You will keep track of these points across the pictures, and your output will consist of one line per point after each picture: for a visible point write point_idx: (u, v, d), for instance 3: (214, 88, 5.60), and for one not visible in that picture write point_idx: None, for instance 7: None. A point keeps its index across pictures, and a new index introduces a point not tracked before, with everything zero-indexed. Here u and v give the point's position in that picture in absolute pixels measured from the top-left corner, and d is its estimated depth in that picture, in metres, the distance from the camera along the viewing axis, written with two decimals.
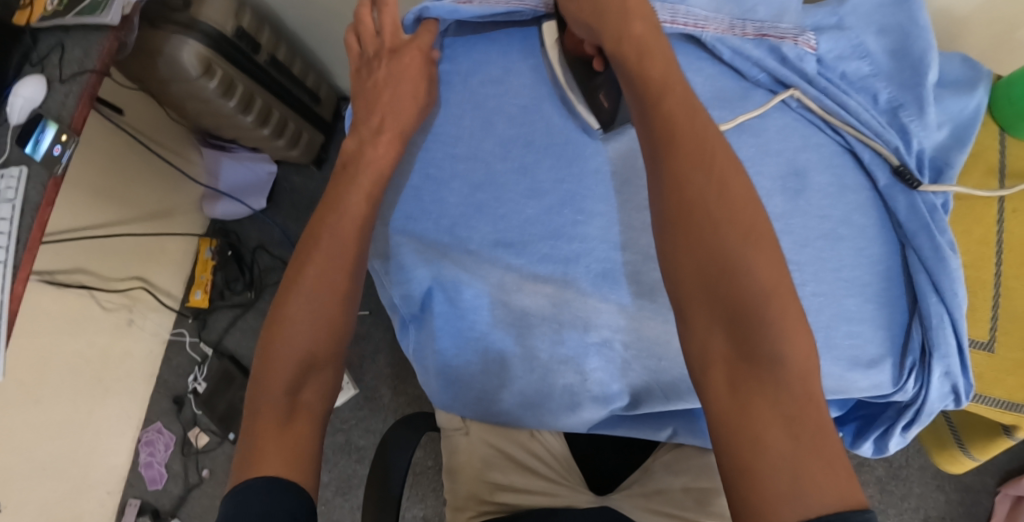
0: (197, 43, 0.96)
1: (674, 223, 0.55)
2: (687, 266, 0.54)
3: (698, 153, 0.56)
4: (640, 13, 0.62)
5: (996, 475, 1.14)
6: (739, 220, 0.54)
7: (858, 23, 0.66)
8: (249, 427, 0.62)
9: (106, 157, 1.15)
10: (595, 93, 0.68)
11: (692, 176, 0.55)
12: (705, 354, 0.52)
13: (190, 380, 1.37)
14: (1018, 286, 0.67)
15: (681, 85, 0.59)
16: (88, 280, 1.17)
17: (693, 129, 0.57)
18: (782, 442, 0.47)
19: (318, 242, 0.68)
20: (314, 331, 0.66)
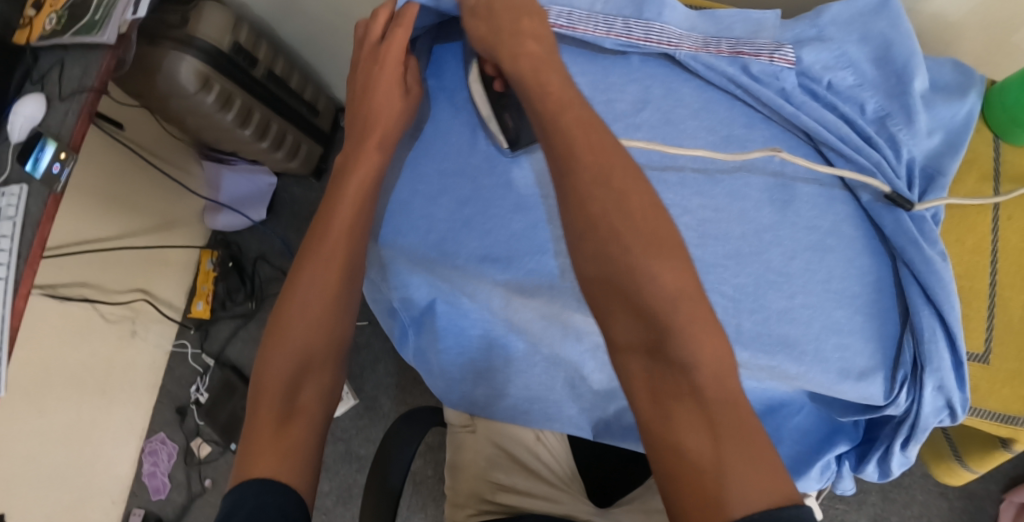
0: (195, 59, 0.97)
1: (582, 236, 0.56)
2: (600, 284, 0.55)
3: (596, 168, 0.56)
4: (533, 33, 0.63)
5: (1000, 482, 1.13)
6: (643, 228, 0.54)
7: (839, 33, 0.65)
8: (248, 429, 0.63)
9: (107, 171, 1.16)
10: (502, 112, 0.69)
11: (593, 192, 0.55)
12: (627, 368, 0.53)
13: (193, 390, 1.38)
14: (1014, 295, 0.66)
15: (578, 101, 0.60)
16: (90, 293, 1.18)
17: (592, 142, 0.57)
18: (704, 444, 0.48)
19: (311, 248, 0.68)
20: (306, 337, 0.67)
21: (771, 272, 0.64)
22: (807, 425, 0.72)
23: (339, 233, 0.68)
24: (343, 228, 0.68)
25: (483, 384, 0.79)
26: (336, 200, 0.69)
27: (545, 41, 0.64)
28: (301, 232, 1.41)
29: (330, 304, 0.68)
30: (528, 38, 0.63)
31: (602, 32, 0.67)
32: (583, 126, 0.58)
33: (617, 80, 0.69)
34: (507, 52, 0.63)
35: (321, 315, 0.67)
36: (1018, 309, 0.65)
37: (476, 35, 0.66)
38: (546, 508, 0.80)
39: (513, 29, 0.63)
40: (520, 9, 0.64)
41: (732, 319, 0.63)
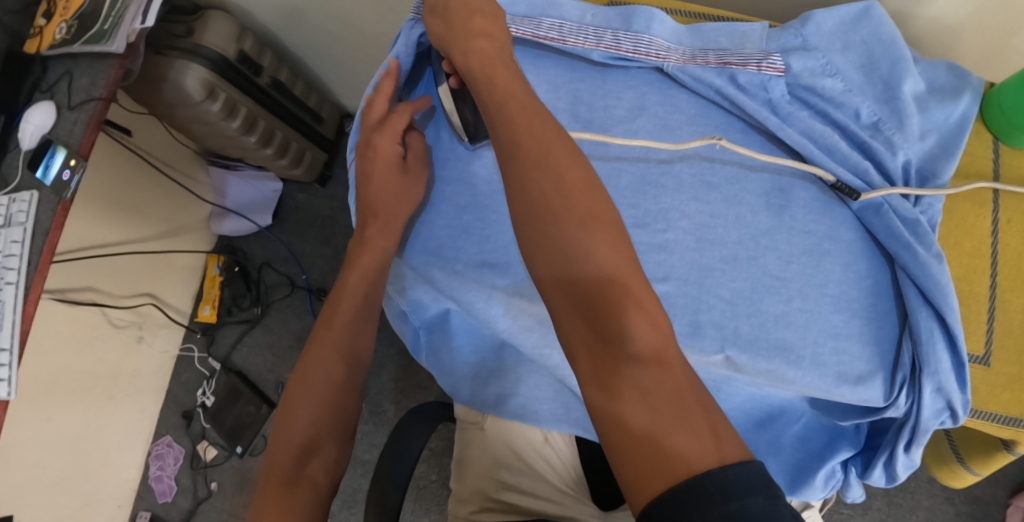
0: (201, 68, 0.99)
1: (526, 220, 0.55)
2: (540, 259, 0.55)
3: (536, 154, 0.56)
4: (483, 31, 0.64)
5: (1007, 486, 1.13)
6: (578, 205, 0.54)
7: (823, 42, 0.65)
8: (260, 496, 0.68)
9: (116, 179, 1.18)
10: (461, 105, 0.70)
11: (533, 176, 0.55)
12: (571, 346, 0.53)
13: (199, 394, 1.39)
14: (1013, 298, 0.66)
15: (525, 91, 0.60)
16: (99, 298, 1.20)
17: (533, 128, 0.57)
18: (643, 416, 0.48)
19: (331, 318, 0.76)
20: (323, 395, 0.73)
21: (769, 276, 0.64)
22: (809, 433, 0.73)
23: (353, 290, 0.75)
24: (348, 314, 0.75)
25: (494, 382, 0.82)
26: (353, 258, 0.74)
27: (497, 40, 0.64)
28: (306, 237, 1.43)
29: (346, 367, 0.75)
30: (476, 35, 0.63)
31: (591, 44, 0.69)
32: (526, 113, 0.58)
33: (614, 87, 0.70)
34: (456, 47, 0.64)
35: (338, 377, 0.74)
36: (1018, 313, 0.65)
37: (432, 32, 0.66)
38: (547, 509, 0.82)
39: (465, 28, 0.64)
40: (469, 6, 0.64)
41: (730, 322, 0.64)
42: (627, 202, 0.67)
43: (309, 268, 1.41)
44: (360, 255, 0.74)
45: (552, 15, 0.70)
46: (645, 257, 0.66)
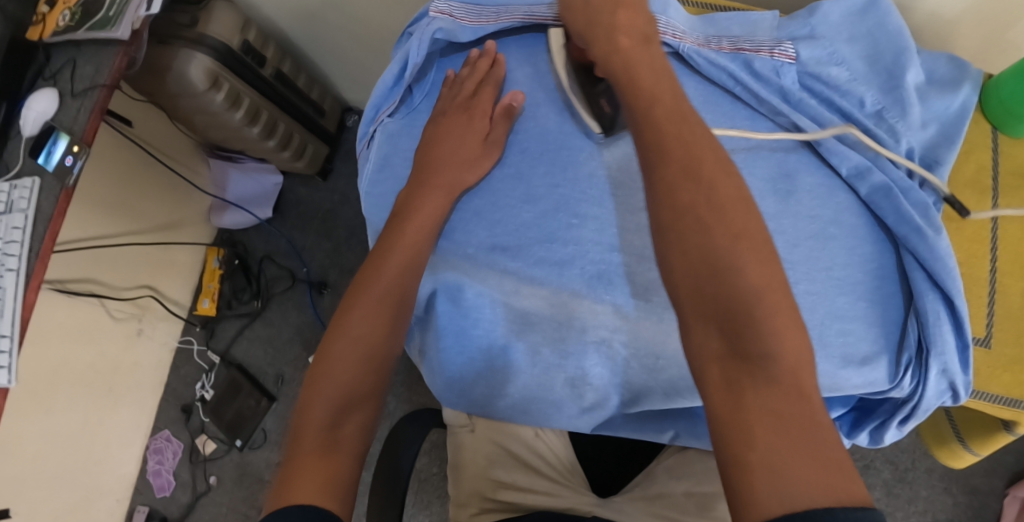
0: (206, 57, 0.99)
1: (667, 225, 0.53)
2: (681, 269, 0.52)
3: (683, 159, 0.54)
4: (626, 28, 0.63)
5: (1004, 477, 1.14)
6: (730, 221, 0.52)
7: (830, 32, 0.67)
8: (289, 453, 0.58)
9: (116, 170, 1.18)
10: (596, 99, 0.69)
11: (683, 185, 0.53)
12: (700, 355, 0.49)
13: (198, 388, 1.39)
14: (1013, 283, 0.67)
15: (668, 92, 0.59)
16: (98, 289, 1.19)
17: (683, 135, 0.55)
18: (773, 437, 0.44)
19: (363, 285, 0.67)
20: (354, 370, 0.63)
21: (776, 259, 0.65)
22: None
23: (393, 268, 0.67)
24: (397, 269, 0.67)
25: (483, 384, 0.74)
26: (393, 245, 0.67)
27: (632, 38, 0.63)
28: (308, 230, 1.43)
29: (385, 345, 0.65)
30: (618, 33, 0.63)
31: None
32: (676, 119, 0.56)
33: None
34: (601, 44, 0.63)
35: (374, 352, 0.65)
36: (1017, 297, 0.66)
37: (572, 27, 0.67)
38: (544, 502, 0.80)
39: (610, 24, 0.64)
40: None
41: None
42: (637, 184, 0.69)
43: (310, 261, 1.41)
44: (403, 228, 0.68)
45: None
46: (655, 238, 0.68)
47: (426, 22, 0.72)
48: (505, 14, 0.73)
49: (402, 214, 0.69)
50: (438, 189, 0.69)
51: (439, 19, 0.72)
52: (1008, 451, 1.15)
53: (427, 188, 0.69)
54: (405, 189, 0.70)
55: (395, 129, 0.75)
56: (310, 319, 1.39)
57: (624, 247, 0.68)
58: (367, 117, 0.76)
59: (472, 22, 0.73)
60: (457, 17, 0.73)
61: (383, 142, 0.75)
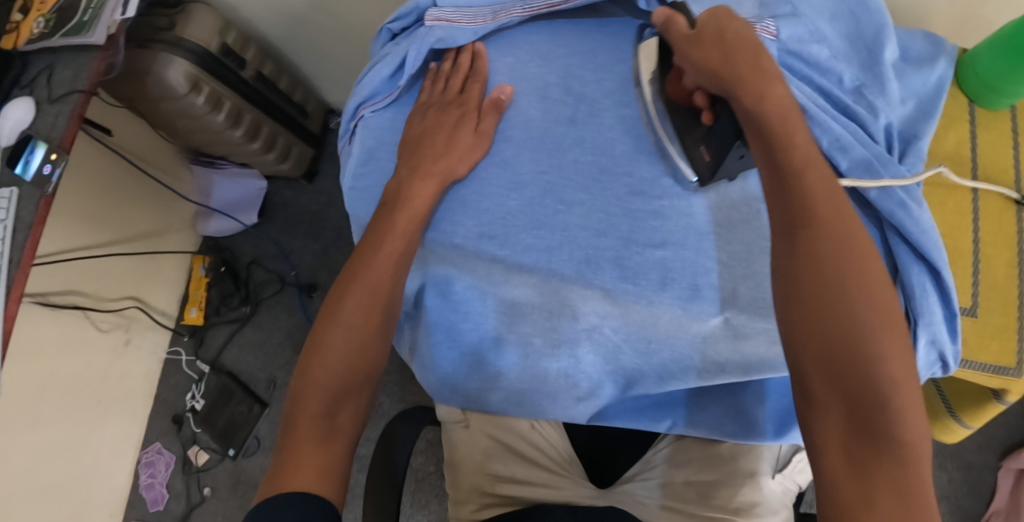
0: (184, 61, 0.99)
1: (803, 298, 0.54)
2: (813, 336, 0.53)
3: (835, 233, 0.55)
4: (775, 72, 0.60)
5: (996, 451, 1.16)
6: (877, 302, 0.53)
7: (810, 11, 0.66)
8: (284, 439, 0.60)
9: (97, 178, 1.17)
10: (696, 144, 0.65)
11: (833, 257, 0.54)
12: (820, 430, 0.51)
13: (188, 398, 1.37)
14: (996, 253, 0.67)
15: (819, 159, 0.58)
16: (82, 301, 1.17)
17: (833, 208, 0.55)
18: (891, 509, 0.47)
19: (354, 275, 0.66)
20: (348, 363, 0.63)
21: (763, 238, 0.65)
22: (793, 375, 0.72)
23: (382, 269, 0.65)
24: (390, 257, 0.66)
25: (477, 377, 0.74)
26: (383, 235, 0.67)
27: (766, 75, 0.59)
28: (295, 234, 1.42)
29: (374, 340, 0.65)
30: (774, 79, 0.59)
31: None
32: (829, 187, 0.56)
33: (604, 61, 0.71)
34: (747, 89, 0.59)
35: (366, 345, 0.64)
36: (1001, 267, 0.67)
37: (695, 63, 0.62)
38: (547, 495, 0.78)
39: (754, 67, 0.60)
40: (750, 43, 0.60)
41: (727, 285, 0.65)
42: (622, 170, 0.68)
43: (298, 264, 1.40)
44: (392, 218, 0.67)
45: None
46: (641, 223, 0.67)
47: (423, 33, 0.71)
48: (503, 11, 0.71)
49: (393, 203, 0.68)
50: (420, 180, 0.68)
51: (438, 28, 0.71)
52: (999, 424, 1.17)
53: (411, 181, 0.68)
54: (392, 178, 0.70)
55: (377, 124, 0.75)
56: (300, 322, 1.38)
57: (610, 231, 0.67)
58: (349, 111, 0.76)
59: (471, 23, 0.71)
60: (454, 20, 0.71)
61: (365, 136, 0.75)
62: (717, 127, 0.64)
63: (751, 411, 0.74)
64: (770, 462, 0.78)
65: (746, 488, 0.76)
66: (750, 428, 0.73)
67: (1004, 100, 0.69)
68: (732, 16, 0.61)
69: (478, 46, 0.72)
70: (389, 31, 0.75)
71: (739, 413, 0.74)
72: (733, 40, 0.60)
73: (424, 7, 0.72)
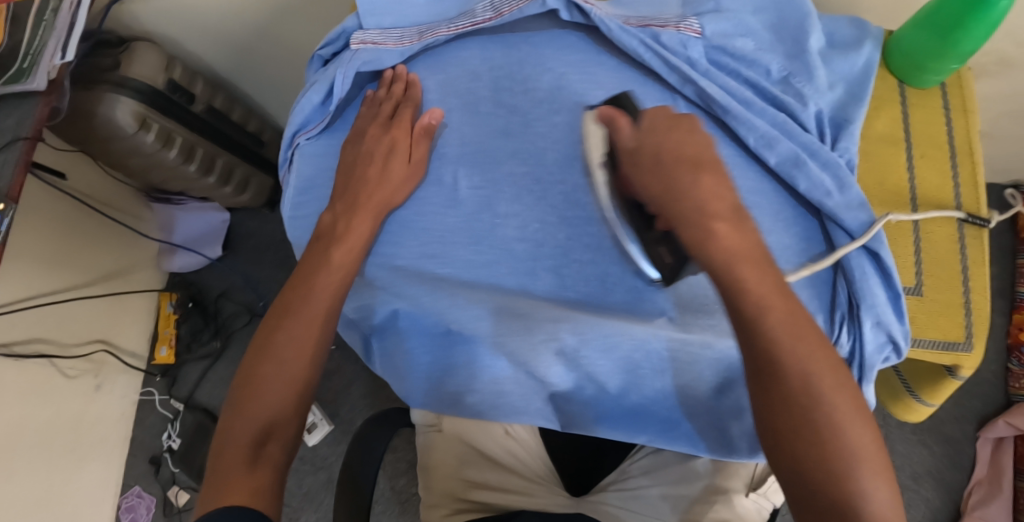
0: (131, 100, 0.98)
1: (777, 433, 0.52)
2: (789, 471, 0.51)
3: (801, 377, 0.51)
4: (720, 212, 0.53)
5: (973, 422, 1.16)
6: (850, 434, 0.50)
7: (734, 6, 0.68)
8: (213, 468, 0.58)
9: (57, 223, 1.16)
10: (656, 246, 0.62)
11: (797, 398, 0.51)
12: None
13: (165, 437, 1.35)
14: (936, 230, 0.68)
15: (781, 297, 0.52)
16: (47, 349, 1.15)
17: (801, 348, 0.51)
18: None
19: (294, 305, 0.66)
20: (281, 395, 0.62)
21: None
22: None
23: (325, 295, 0.66)
24: (328, 291, 0.67)
25: (449, 381, 0.74)
26: (318, 268, 0.67)
27: (725, 215, 0.53)
28: (262, 264, 1.42)
29: (309, 369, 0.64)
30: (714, 217, 0.53)
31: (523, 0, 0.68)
32: (792, 330, 0.52)
33: (531, 69, 0.71)
34: (693, 240, 0.53)
35: (299, 376, 0.63)
36: (943, 242, 0.68)
37: (642, 189, 0.57)
38: (518, 501, 0.79)
39: (699, 210, 0.53)
40: (688, 159, 0.55)
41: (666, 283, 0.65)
42: (556, 178, 0.69)
43: (266, 294, 1.40)
44: (331, 252, 0.67)
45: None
46: (577, 231, 0.68)
47: (349, 56, 0.72)
48: (428, 31, 0.72)
49: (329, 235, 0.68)
50: (356, 212, 0.68)
51: (363, 50, 0.71)
52: (973, 396, 1.17)
53: (349, 215, 0.69)
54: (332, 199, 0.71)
55: (314, 151, 0.75)
56: None
57: (546, 240, 0.68)
58: (286, 140, 0.76)
59: (397, 44, 0.72)
60: (380, 42, 0.72)
61: (303, 164, 0.75)
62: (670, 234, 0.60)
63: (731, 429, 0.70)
64: (746, 479, 0.74)
65: (720, 505, 0.73)
66: (726, 445, 0.71)
67: (930, 79, 0.70)
68: (673, 126, 0.57)
69: (410, 76, 0.72)
70: (321, 57, 0.76)
71: (716, 430, 0.71)
72: (671, 158, 0.56)
73: (351, 30, 0.74)
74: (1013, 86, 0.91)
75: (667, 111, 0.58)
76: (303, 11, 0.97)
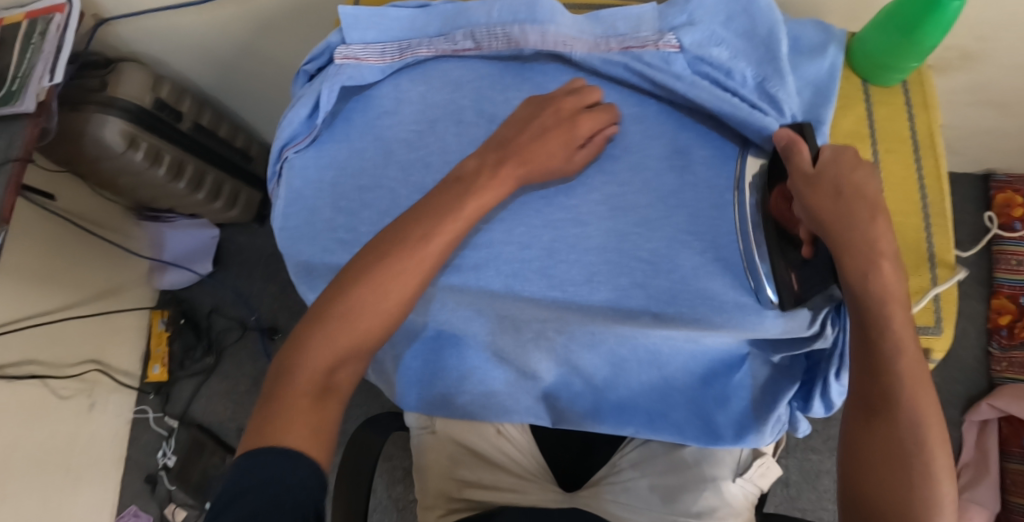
0: (119, 120, 1.00)
1: (862, 459, 0.61)
2: (864, 492, 0.60)
3: (907, 422, 0.59)
4: (886, 251, 0.59)
5: (958, 406, 1.19)
6: (928, 481, 0.58)
7: (706, 16, 0.69)
8: (282, 384, 0.60)
9: (46, 244, 1.16)
10: (788, 271, 0.64)
11: (889, 433, 0.59)
12: None
13: (160, 456, 1.35)
14: (905, 220, 0.71)
15: (914, 346, 0.60)
16: (39, 369, 1.15)
17: (918, 397, 0.59)
18: None
19: (399, 244, 0.64)
20: (366, 329, 0.62)
21: (680, 232, 0.67)
22: (752, 379, 0.72)
23: (443, 238, 0.64)
24: (442, 240, 0.65)
25: (440, 382, 0.78)
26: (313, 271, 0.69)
27: (888, 254, 0.59)
28: (252, 278, 1.43)
29: (405, 307, 0.64)
30: (880, 257, 0.59)
31: (506, 43, 0.71)
32: (916, 374, 0.59)
33: (512, 82, 0.73)
34: (855, 266, 0.59)
35: (389, 313, 0.63)
36: (909, 232, 0.71)
37: (809, 211, 0.61)
38: (513, 499, 0.79)
39: (864, 241, 0.59)
40: (866, 199, 0.60)
41: (653, 282, 0.67)
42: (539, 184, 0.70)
43: (258, 308, 1.41)
44: (436, 226, 0.64)
45: (463, 23, 0.73)
46: (562, 231, 0.69)
47: (334, 72, 0.74)
48: (410, 49, 0.75)
49: (469, 182, 0.66)
50: (503, 168, 0.67)
51: (347, 66, 0.74)
52: (957, 381, 1.20)
53: (494, 171, 0.67)
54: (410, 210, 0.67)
55: (302, 164, 0.77)
56: (265, 367, 1.38)
57: (533, 243, 0.69)
58: (274, 154, 0.77)
59: (379, 60, 0.75)
60: (362, 58, 0.74)
61: (291, 178, 0.77)
62: (814, 262, 0.64)
63: (714, 416, 0.73)
64: (730, 466, 0.77)
65: (708, 492, 0.76)
66: (711, 432, 0.73)
67: (893, 77, 0.73)
68: (857, 163, 0.61)
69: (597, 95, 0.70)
70: (306, 73, 0.78)
71: (702, 419, 0.73)
72: (851, 193, 0.60)
73: (335, 45, 0.75)
74: (977, 78, 0.95)
75: (853, 151, 0.62)
76: (286, 26, 0.99)
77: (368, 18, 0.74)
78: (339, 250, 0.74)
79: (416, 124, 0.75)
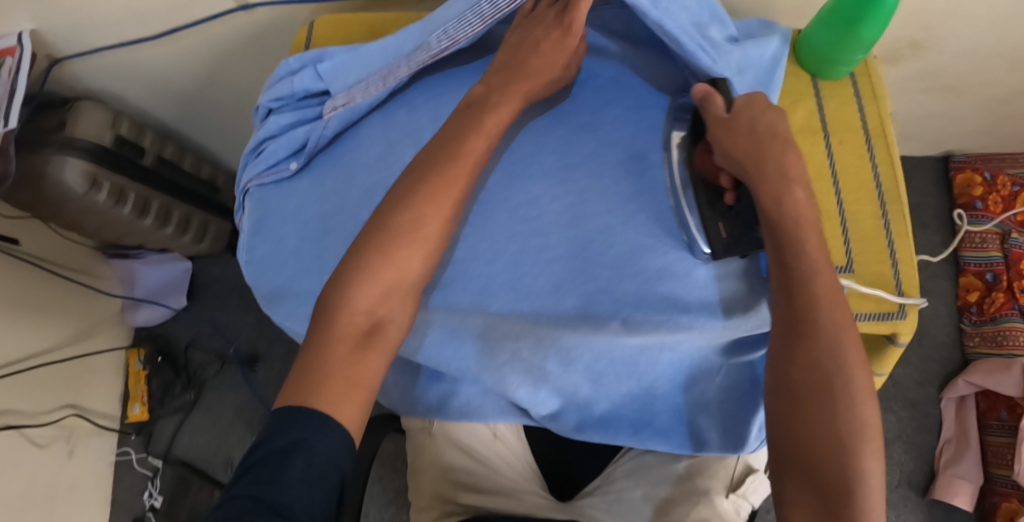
0: (79, 160, 0.99)
1: (789, 386, 0.60)
2: (793, 420, 0.59)
3: (828, 341, 0.59)
4: (798, 176, 0.63)
5: (935, 384, 1.21)
6: (854, 401, 0.58)
7: None
8: (326, 329, 0.61)
9: (15, 290, 1.13)
10: (714, 221, 0.66)
11: (815, 357, 0.59)
12: (791, 501, 0.58)
13: (146, 497, 1.32)
14: (860, 208, 0.73)
15: (826, 266, 0.61)
16: (15, 419, 1.12)
17: (836, 319, 0.60)
18: None
19: (427, 174, 0.65)
20: (408, 260, 0.64)
21: (642, 237, 0.68)
22: (729, 383, 0.72)
23: (466, 162, 0.65)
24: (472, 156, 0.66)
25: (436, 384, 0.79)
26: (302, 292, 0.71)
27: (806, 183, 0.63)
28: (227, 308, 1.42)
29: (444, 229, 0.65)
30: (793, 184, 0.62)
31: (478, 25, 0.68)
32: (832, 296, 0.60)
33: None
34: (768, 195, 0.62)
35: (427, 233, 0.65)
36: (868, 219, 0.72)
37: (722, 147, 0.64)
38: (502, 505, 0.78)
39: (779, 169, 0.62)
40: (778, 135, 0.63)
41: (618, 286, 0.67)
42: (498, 198, 0.71)
43: (236, 338, 1.40)
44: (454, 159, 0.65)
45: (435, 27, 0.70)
46: (526, 244, 0.70)
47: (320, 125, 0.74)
48: (392, 75, 0.72)
49: (482, 103, 0.68)
50: (511, 86, 0.68)
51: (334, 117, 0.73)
52: (933, 359, 1.22)
53: (503, 87, 0.68)
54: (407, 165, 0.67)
55: (263, 196, 0.77)
56: (246, 398, 1.36)
57: (497, 257, 0.70)
58: (239, 187, 0.78)
59: (366, 96, 0.73)
60: (349, 102, 0.73)
61: (254, 208, 0.77)
62: (738, 208, 0.66)
63: (699, 424, 0.73)
64: (722, 479, 0.75)
65: (701, 505, 0.73)
66: (697, 438, 0.73)
67: (840, 70, 0.74)
68: (766, 106, 0.64)
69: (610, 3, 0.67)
70: (266, 107, 0.78)
71: (687, 424, 0.73)
72: (763, 133, 0.63)
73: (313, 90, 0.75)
74: (926, 64, 0.97)
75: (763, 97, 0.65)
76: (244, 56, 0.98)
77: (345, 63, 0.73)
78: (305, 277, 0.73)
79: (375, 148, 0.74)
